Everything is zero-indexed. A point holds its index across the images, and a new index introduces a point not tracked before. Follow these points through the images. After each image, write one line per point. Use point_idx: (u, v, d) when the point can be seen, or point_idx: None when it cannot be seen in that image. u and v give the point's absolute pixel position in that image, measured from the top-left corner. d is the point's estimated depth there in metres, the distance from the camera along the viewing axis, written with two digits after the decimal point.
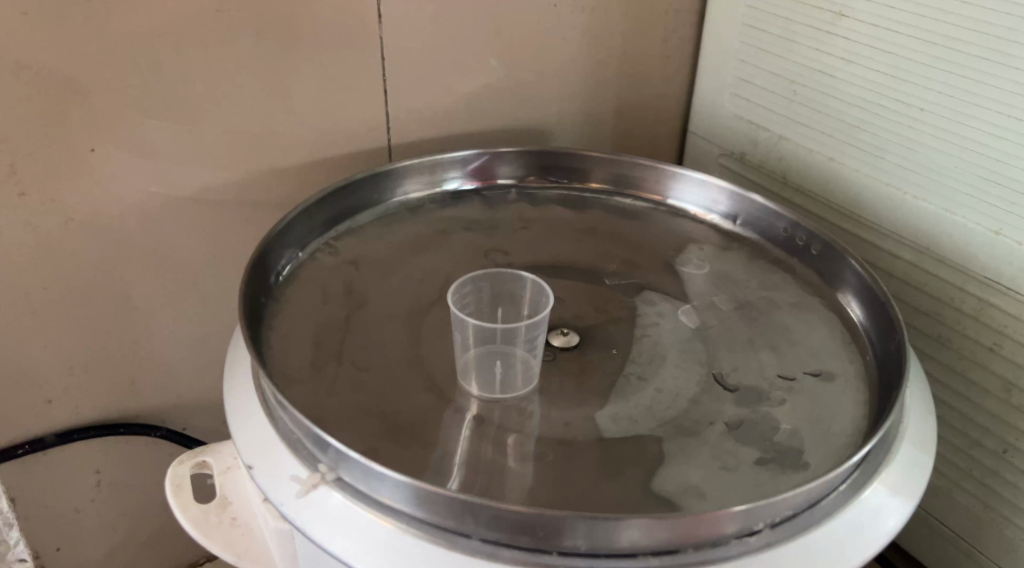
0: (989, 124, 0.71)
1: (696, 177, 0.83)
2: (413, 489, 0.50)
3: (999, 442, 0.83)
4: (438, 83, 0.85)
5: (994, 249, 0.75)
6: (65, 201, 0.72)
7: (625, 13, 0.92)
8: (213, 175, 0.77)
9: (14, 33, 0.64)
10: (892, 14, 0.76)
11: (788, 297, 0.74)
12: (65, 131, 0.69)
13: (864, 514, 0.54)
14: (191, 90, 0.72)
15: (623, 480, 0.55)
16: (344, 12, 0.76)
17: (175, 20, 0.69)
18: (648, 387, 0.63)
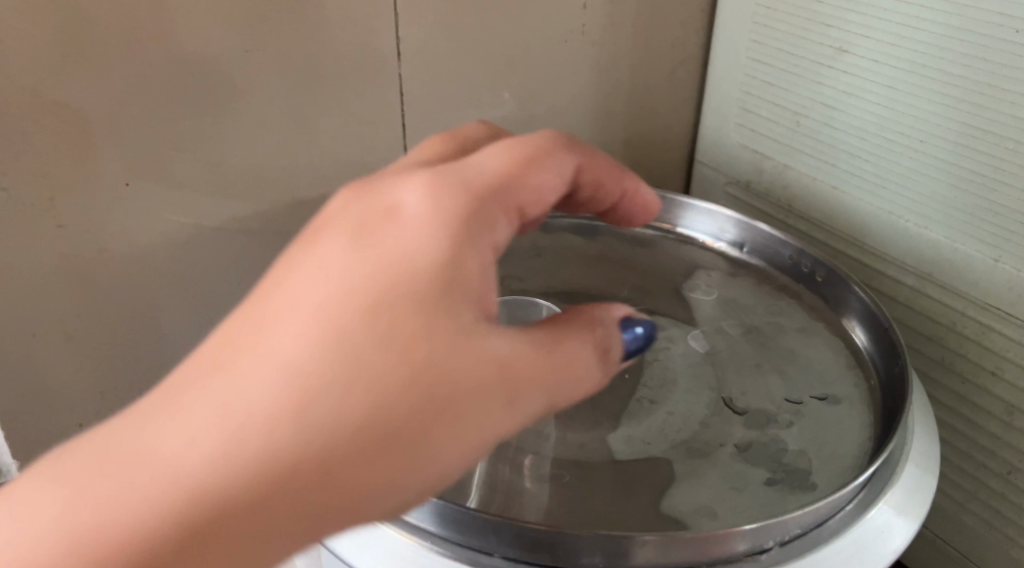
0: (986, 155, 0.74)
1: (704, 206, 0.86)
2: (436, 507, 0.52)
3: (1003, 463, 0.84)
4: (453, 116, 0.88)
5: (994, 276, 0.77)
6: (101, 233, 0.75)
7: (633, 47, 0.95)
8: (239, 206, 0.81)
9: (56, 74, 0.67)
10: (890, 50, 0.79)
11: (795, 323, 0.76)
12: (103, 166, 0.72)
13: (870, 534, 0.56)
14: (220, 125, 0.76)
15: (637, 500, 0.57)
16: (364, 50, 0.79)
17: (207, 58, 0.72)
18: (660, 410, 0.65)
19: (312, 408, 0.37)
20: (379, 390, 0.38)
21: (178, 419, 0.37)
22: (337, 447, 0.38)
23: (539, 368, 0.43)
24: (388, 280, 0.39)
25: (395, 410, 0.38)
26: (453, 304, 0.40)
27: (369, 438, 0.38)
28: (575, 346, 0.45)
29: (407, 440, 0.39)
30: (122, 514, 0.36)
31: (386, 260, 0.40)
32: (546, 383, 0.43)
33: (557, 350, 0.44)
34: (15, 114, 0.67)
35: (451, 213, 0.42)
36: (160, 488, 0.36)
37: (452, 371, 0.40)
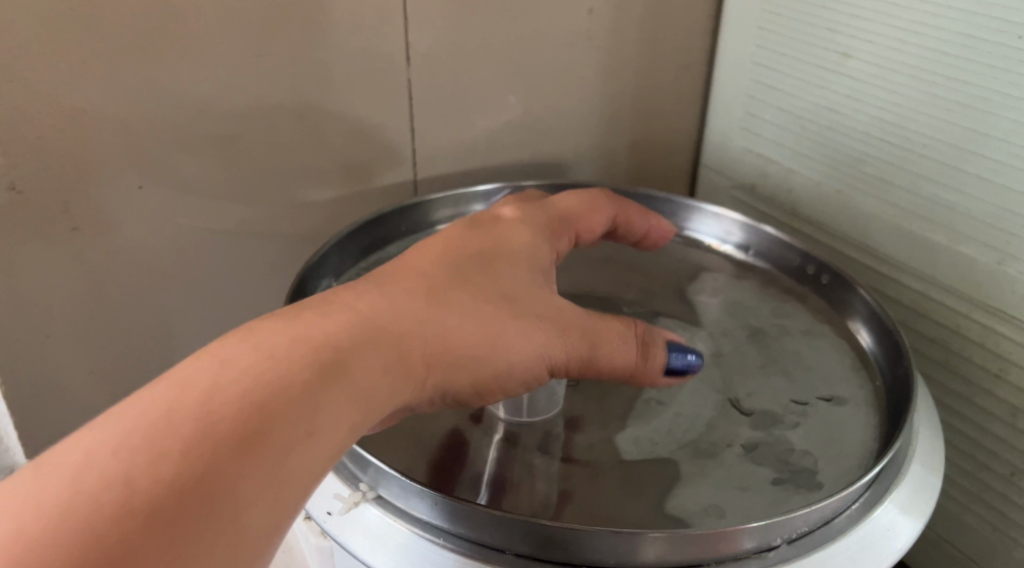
0: (989, 159, 0.75)
1: (710, 209, 0.87)
2: (449, 505, 0.53)
3: (1006, 464, 0.85)
4: (461, 120, 0.89)
5: (998, 279, 0.78)
6: (114, 237, 0.76)
7: (639, 52, 0.96)
8: (250, 209, 0.81)
9: (72, 79, 0.68)
10: (893, 56, 0.80)
11: (800, 325, 0.77)
12: (116, 169, 0.73)
13: (876, 532, 0.56)
14: (232, 129, 0.77)
15: (644, 499, 0.58)
16: (374, 54, 0.80)
17: (219, 63, 0.73)
18: (667, 411, 0.66)
19: (375, 334, 0.48)
20: (434, 325, 0.50)
21: (247, 343, 0.44)
22: (387, 363, 0.48)
23: (581, 332, 0.55)
24: (489, 249, 0.56)
25: (437, 343, 0.50)
26: (516, 268, 0.56)
27: (410, 361, 0.49)
28: (619, 331, 0.57)
29: (429, 367, 0.50)
30: (180, 421, 0.40)
31: (492, 239, 0.57)
32: (582, 343, 0.55)
33: (601, 324, 0.56)
34: (31, 119, 0.68)
35: (536, 220, 0.62)
36: (219, 401, 0.41)
37: (494, 317, 0.52)
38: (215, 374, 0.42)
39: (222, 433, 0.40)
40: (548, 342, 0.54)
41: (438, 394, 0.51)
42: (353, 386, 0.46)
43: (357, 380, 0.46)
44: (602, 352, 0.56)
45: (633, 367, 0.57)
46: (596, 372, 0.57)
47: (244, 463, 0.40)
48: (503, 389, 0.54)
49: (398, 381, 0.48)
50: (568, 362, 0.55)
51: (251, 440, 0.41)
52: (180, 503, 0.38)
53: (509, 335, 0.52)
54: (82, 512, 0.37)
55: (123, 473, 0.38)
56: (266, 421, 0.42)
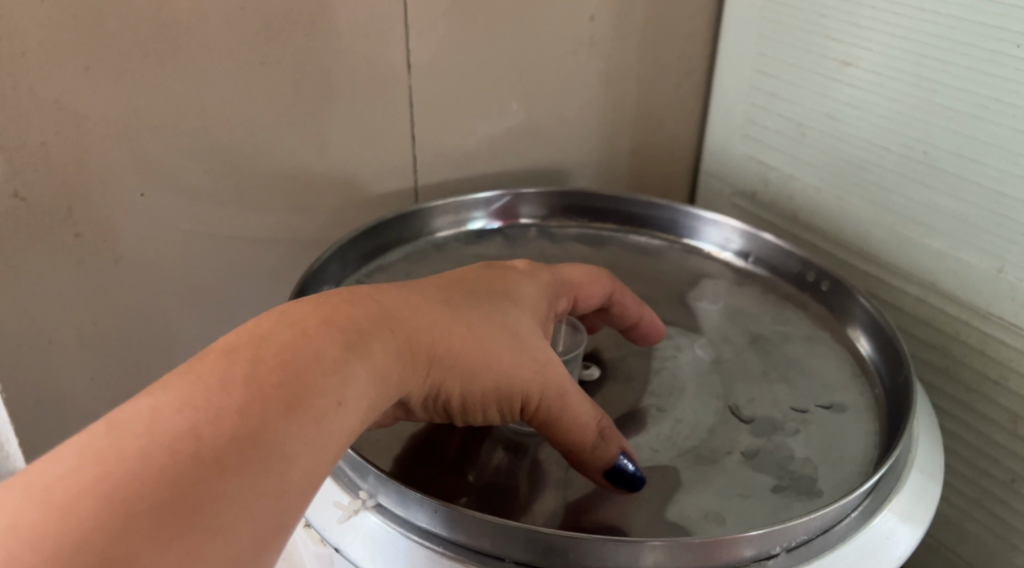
0: (990, 167, 0.75)
1: (710, 217, 0.87)
2: (449, 513, 0.53)
3: (1006, 471, 0.85)
4: (463, 127, 0.89)
5: (998, 286, 0.78)
6: (116, 243, 0.76)
7: (640, 59, 0.97)
8: (251, 216, 0.82)
9: (76, 86, 0.68)
10: (894, 64, 0.80)
11: (800, 332, 0.77)
12: (119, 176, 0.73)
13: (876, 540, 0.56)
14: (235, 136, 0.77)
15: (644, 506, 0.58)
16: (376, 62, 0.80)
17: (221, 71, 0.74)
18: (667, 418, 0.66)
19: (397, 324, 0.49)
20: (451, 322, 0.51)
21: (285, 318, 0.45)
22: (405, 354, 0.49)
23: (554, 389, 0.55)
24: (497, 290, 0.56)
25: (452, 340, 0.51)
26: (524, 315, 0.56)
27: (426, 353, 0.50)
28: (584, 413, 0.56)
29: (439, 364, 0.51)
30: (237, 381, 0.41)
31: (501, 281, 0.57)
32: (553, 398, 0.55)
33: (572, 394, 0.56)
34: (35, 126, 0.68)
35: (543, 274, 0.61)
36: (272, 364, 0.42)
37: (494, 341, 0.53)
38: (263, 344, 0.43)
39: (275, 393, 0.41)
40: (525, 384, 0.54)
41: (431, 395, 0.52)
42: (384, 366, 0.47)
43: (383, 364, 0.47)
44: (563, 417, 0.55)
45: (583, 450, 0.56)
46: (553, 432, 0.56)
47: (293, 423, 0.41)
48: (478, 409, 0.55)
49: (412, 371, 0.49)
50: (538, 404, 0.55)
51: (300, 404, 0.42)
52: (240, 456, 0.39)
53: (500, 359, 0.53)
54: (155, 455, 0.37)
55: (189, 425, 0.38)
56: (310, 387, 0.42)
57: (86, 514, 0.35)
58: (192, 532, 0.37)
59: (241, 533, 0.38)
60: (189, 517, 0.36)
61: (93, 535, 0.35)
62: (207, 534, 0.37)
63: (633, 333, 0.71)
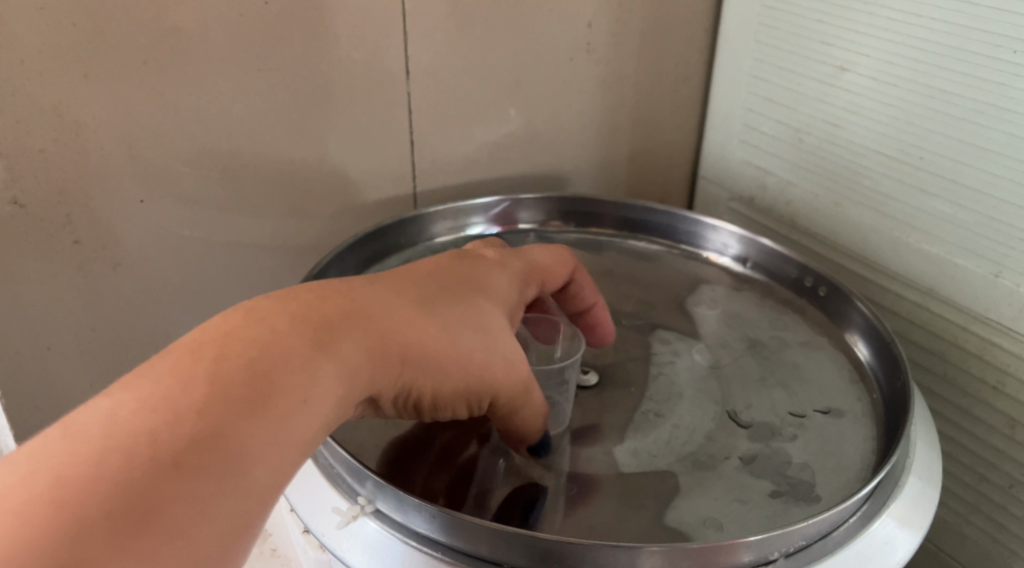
0: (985, 172, 0.75)
1: (709, 222, 0.87)
2: (446, 519, 0.53)
3: (1005, 476, 0.85)
4: (462, 133, 0.90)
5: (995, 292, 0.78)
6: (115, 249, 0.76)
7: (638, 65, 0.97)
8: (250, 221, 0.82)
9: (75, 93, 0.68)
10: (890, 69, 0.81)
11: (798, 337, 0.77)
12: (118, 182, 0.73)
13: (874, 545, 0.56)
14: (234, 142, 0.77)
15: (643, 512, 0.58)
16: (375, 68, 0.81)
17: (221, 78, 0.74)
18: (665, 423, 0.66)
19: (369, 322, 0.49)
20: (423, 321, 0.51)
21: (251, 318, 0.45)
22: (374, 353, 0.49)
23: (518, 387, 0.56)
24: (465, 282, 0.56)
25: (423, 339, 0.51)
26: (494, 310, 0.56)
27: (396, 352, 0.50)
28: (540, 409, 0.58)
29: (408, 362, 0.51)
30: (203, 379, 0.41)
31: (469, 274, 0.57)
32: (516, 395, 0.56)
33: (533, 391, 0.57)
34: (35, 133, 0.68)
35: (513, 265, 0.61)
36: (234, 361, 0.42)
37: (466, 340, 0.53)
38: (229, 343, 0.43)
39: (238, 390, 0.41)
40: (491, 383, 0.55)
41: (402, 392, 0.52)
42: (352, 364, 0.47)
43: (352, 362, 0.47)
44: (521, 413, 0.58)
45: (534, 439, 0.60)
46: (509, 423, 0.58)
47: (256, 422, 0.41)
48: (447, 405, 0.55)
49: (381, 369, 0.49)
50: (502, 401, 0.56)
51: (267, 402, 0.42)
52: (204, 455, 0.39)
53: (470, 359, 0.53)
54: (114, 455, 0.37)
55: (151, 423, 0.39)
56: (275, 386, 0.43)
57: (44, 522, 0.35)
58: (158, 530, 0.37)
59: (205, 532, 0.39)
60: (152, 520, 0.37)
61: (53, 541, 0.35)
62: (173, 532, 0.37)
63: (582, 322, 0.70)
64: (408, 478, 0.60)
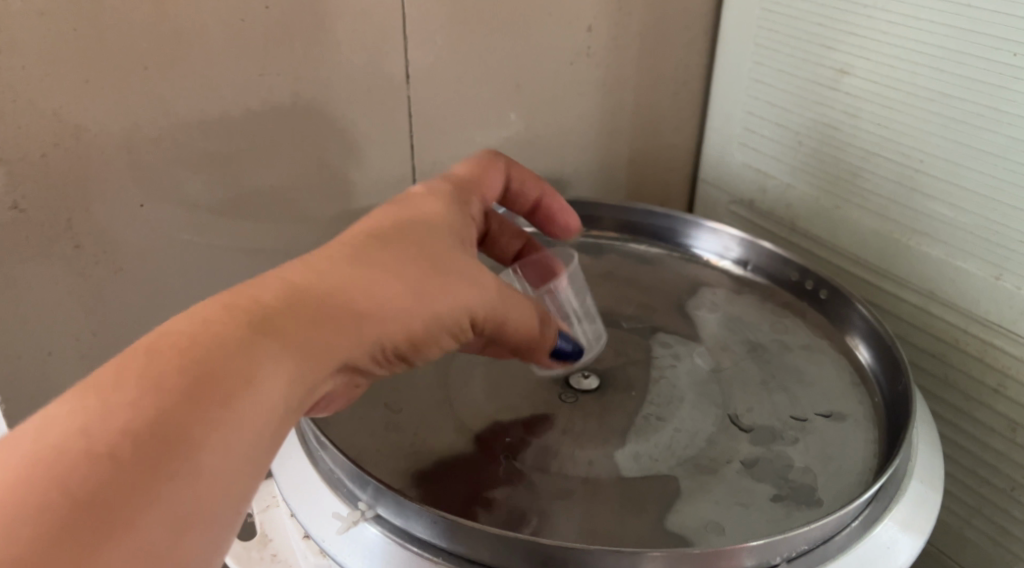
0: (985, 175, 0.75)
1: (709, 226, 0.87)
2: (447, 524, 0.53)
3: (1006, 479, 0.85)
4: (462, 136, 0.90)
5: (996, 294, 0.78)
6: (116, 254, 0.76)
7: (638, 68, 0.97)
8: (250, 225, 0.82)
9: (76, 98, 0.68)
10: (889, 72, 0.81)
11: (799, 340, 0.77)
12: (118, 187, 0.73)
13: (876, 549, 0.56)
14: (233, 146, 0.77)
15: (644, 516, 0.58)
16: (375, 72, 0.81)
17: (221, 83, 0.74)
18: (666, 427, 0.66)
19: (319, 294, 0.43)
20: (370, 279, 0.45)
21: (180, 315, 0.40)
22: (322, 331, 0.42)
23: (494, 292, 0.52)
24: (400, 214, 0.51)
25: (376, 300, 0.45)
26: (441, 236, 0.51)
27: (349, 319, 0.44)
28: (526, 309, 0.55)
29: (364, 327, 0.45)
30: (143, 390, 0.36)
31: (406, 209, 0.52)
32: (495, 305, 0.52)
33: (509, 290, 0.53)
34: (35, 139, 0.68)
35: (444, 191, 0.56)
36: (179, 369, 0.37)
37: (415, 279, 0.47)
38: (160, 338, 0.38)
39: (180, 397, 0.36)
40: (464, 299, 0.49)
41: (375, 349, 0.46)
42: (301, 351, 0.41)
43: (297, 342, 0.41)
44: (509, 320, 0.53)
45: (529, 342, 0.56)
46: (501, 336, 0.55)
47: (203, 409, 0.37)
48: (432, 344, 0.50)
49: (336, 346, 0.43)
50: (487, 316, 0.52)
51: (219, 416, 0.37)
52: (155, 475, 0.35)
53: (428, 287, 0.48)
54: (48, 463, 0.33)
55: (81, 423, 0.35)
56: (216, 368, 0.38)
57: None
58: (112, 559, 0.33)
59: (157, 530, 0.35)
60: (94, 522, 0.33)
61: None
62: (133, 562, 0.34)
63: (538, 217, 0.69)
64: (390, 485, 0.58)
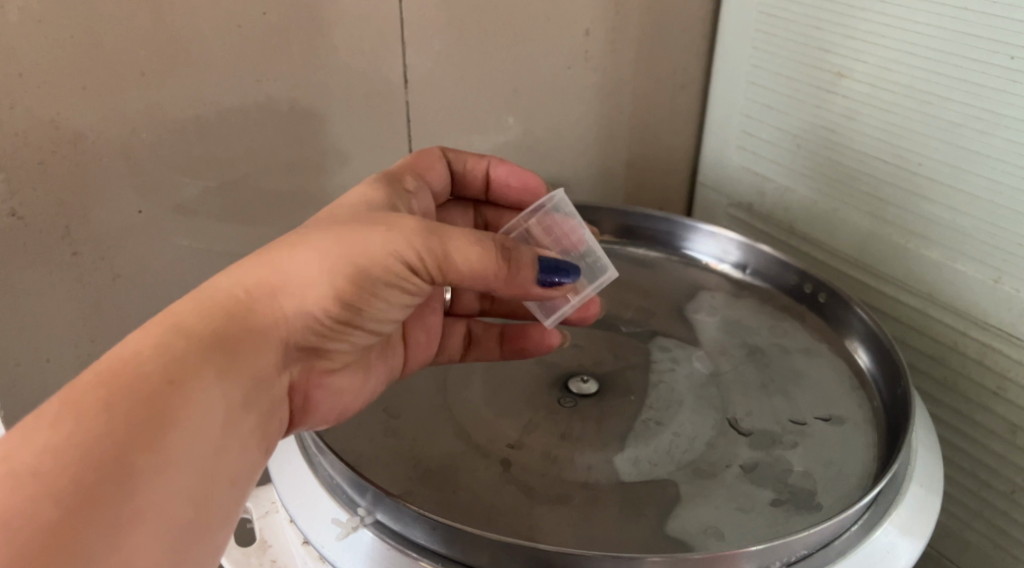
0: (984, 178, 0.75)
1: (708, 229, 0.87)
2: (446, 530, 0.53)
3: (1006, 482, 0.85)
4: (460, 142, 0.90)
5: (995, 297, 0.78)
6: (114, 260, 0.76)
7: (635, 72, 0.97)
8: (249, 231, 0.82)
9: (73, 105, 0.68)
10: (887, 76, 0.81)
11: (798, 344, 0.77)
12: (117, 194, 0.73)
13: (876, 554, 0.56)
14: (231, 152, 0.77)
15: (644, 521, 0.58)
16: (373, 78, 0.81)
17: (219, 89, 0.74)
18: (665, 431, 0.66)
19: (228, 309, 0.49)
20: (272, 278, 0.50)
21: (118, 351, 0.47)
22: (246, 321, 0.49)
23: (420, 229, 0.51)
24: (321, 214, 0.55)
25: (294, 281, 0.50)
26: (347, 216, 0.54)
27: (267, 304, 0.50)
28: (467, 237, 0.52)
29: (285, 305, 0.50)
30: (89, 410, 0.42)
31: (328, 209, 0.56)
32: (427, 241, 0.51)
33: (440, 226, 0.52)
34: (34, 146, 0.68)
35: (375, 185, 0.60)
36: (129, 389, 0.43)
37: (326, 247, 0.51)
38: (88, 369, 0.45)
39: (126, 415, 0.42)
40: (383, 248, 0.51)
41: (309, 325, 0.52)
42: (230, 352, 0.48)
43: (223, 338, 0.48)
44: (450, 252, 0.51)
45: (490, 274, 0.52)
46: (458, 277, 0.52)
47: (116, 414, 0.42)
48: (351, 303, 0.52)
49: (259, 330, 0.50)
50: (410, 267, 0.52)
51: (165, 427, 0.43)
52: (108, 485, 0.40)
53: (326, 255, 0.50)
54: None
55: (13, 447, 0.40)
56: (126, 381, 0.44)
57: None
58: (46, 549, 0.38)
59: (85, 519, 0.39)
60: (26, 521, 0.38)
61: None
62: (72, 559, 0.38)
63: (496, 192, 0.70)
64: (389, 490, 0.57)
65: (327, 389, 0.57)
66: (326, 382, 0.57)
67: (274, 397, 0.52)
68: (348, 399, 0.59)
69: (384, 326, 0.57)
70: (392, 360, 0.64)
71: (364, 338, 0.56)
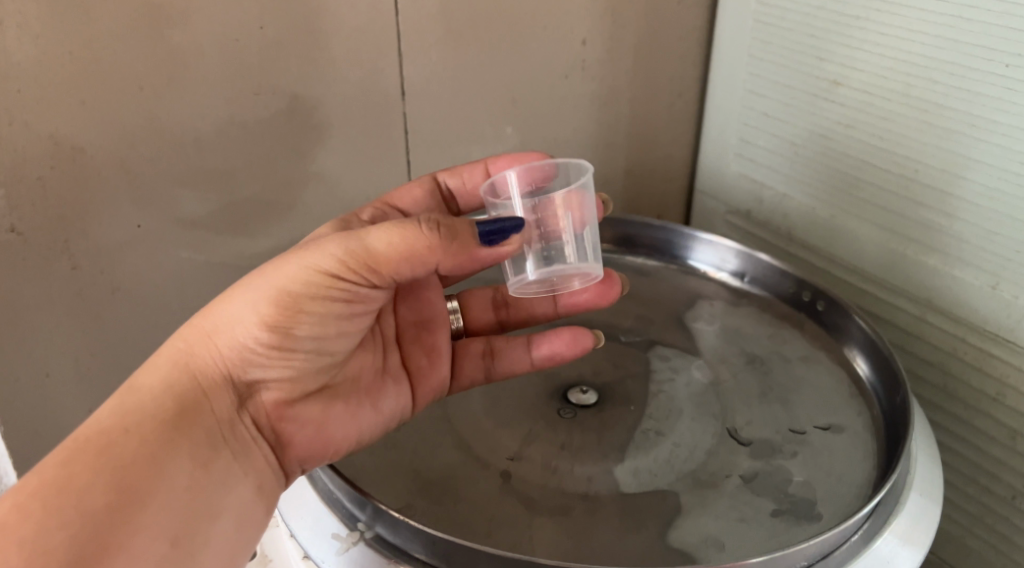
0: (978, 185, 0.76)
1: (707, 238, 0.87)
2: (444, 545, 0.53)
3: (1006, 487, 0.85)
4: (458, 151, 0.90)
5: (995, 302, 0.78)
6: (114, 273, 0.76)
7: (632, 80, 0.97)
8: (248, 243, 0.82)
9: (72, 120, 0.69)
10: (883, 84, 0.81)
11: (797, 352, 0.77)
12: (116, 209, 0.74)
13: (876, 563, 0.56)
14: (230, 165, 0.78)
15: (644, 532, 0.58)
16: (372, 89, 0.81)
17: (218, 103, 0.74)
18: (665, 441, 0.66)
19: (191, 359, 0.54)
20: (215, 326, 0.55)
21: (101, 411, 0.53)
22: (192, 369, 0.54)
23: (338, 239, 0.53)
24: None
25: (225, 322, 0.54)
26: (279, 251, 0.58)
27: (205, 347, 0.54)
28: (386, 226, 0.52)
29: (220, 344, 0.54)
30: (73, 462, 0.48)
31: None
32: (347, 241, 0.53)
33: (354, 229, 0.53)
34: (34, 161, 0.68)
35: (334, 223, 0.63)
36: (106, 439, 0.49)
37: (251, 288, 0.54)
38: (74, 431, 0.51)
39: (111, 469, 0.48)
40: (301, 267, 0.53)
41: (247, 357, 0.55)
42: (190, 405, 0.53)
43: (180, 392, 0.53)
44: (369, 244, 0.52)
45: (421, 253, 0.52)
46: (393, 265, 0.52)
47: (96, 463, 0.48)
48: (283, 323, 0.54)
49: (203, 375, 0.54)
50: (332, 273, 0.53)
51: (137, 473, 0.49)
52: (91, 526, 0.46)
53: (251, 288, 0.54)
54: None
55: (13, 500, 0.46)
56: (100, 435, 0.49)
57: None
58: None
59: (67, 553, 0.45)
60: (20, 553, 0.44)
61: None
62: None
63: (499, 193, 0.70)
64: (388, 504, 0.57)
65: (298, 420, 0.58)
66: (294, 414, 0.58)
67: (239, 439, 0.55)
68: (326, 429, 0.59)
69: (329, 345, 0.57)
70: (398, 391, 0.65)
71: (312, 360, 0.57)
